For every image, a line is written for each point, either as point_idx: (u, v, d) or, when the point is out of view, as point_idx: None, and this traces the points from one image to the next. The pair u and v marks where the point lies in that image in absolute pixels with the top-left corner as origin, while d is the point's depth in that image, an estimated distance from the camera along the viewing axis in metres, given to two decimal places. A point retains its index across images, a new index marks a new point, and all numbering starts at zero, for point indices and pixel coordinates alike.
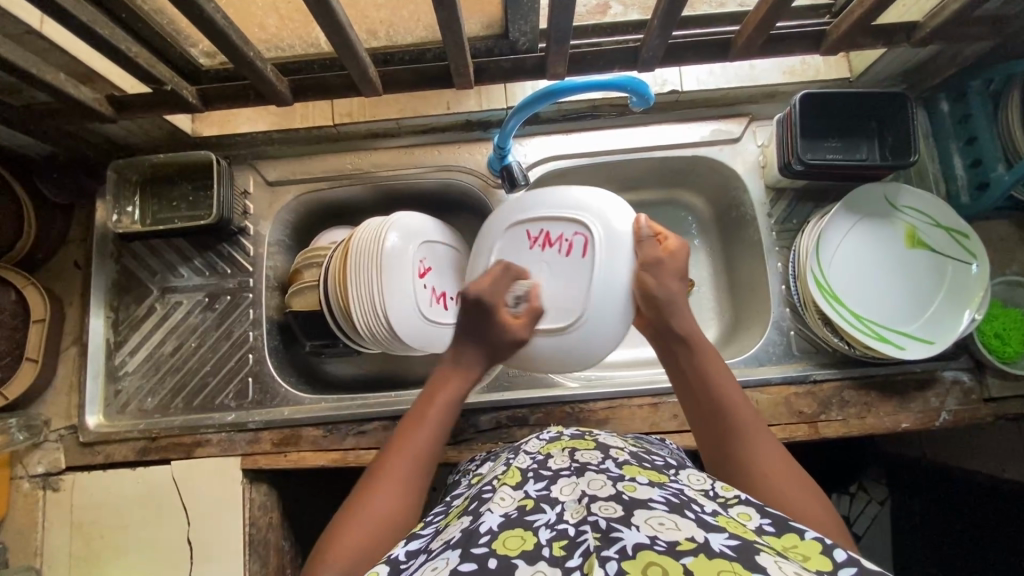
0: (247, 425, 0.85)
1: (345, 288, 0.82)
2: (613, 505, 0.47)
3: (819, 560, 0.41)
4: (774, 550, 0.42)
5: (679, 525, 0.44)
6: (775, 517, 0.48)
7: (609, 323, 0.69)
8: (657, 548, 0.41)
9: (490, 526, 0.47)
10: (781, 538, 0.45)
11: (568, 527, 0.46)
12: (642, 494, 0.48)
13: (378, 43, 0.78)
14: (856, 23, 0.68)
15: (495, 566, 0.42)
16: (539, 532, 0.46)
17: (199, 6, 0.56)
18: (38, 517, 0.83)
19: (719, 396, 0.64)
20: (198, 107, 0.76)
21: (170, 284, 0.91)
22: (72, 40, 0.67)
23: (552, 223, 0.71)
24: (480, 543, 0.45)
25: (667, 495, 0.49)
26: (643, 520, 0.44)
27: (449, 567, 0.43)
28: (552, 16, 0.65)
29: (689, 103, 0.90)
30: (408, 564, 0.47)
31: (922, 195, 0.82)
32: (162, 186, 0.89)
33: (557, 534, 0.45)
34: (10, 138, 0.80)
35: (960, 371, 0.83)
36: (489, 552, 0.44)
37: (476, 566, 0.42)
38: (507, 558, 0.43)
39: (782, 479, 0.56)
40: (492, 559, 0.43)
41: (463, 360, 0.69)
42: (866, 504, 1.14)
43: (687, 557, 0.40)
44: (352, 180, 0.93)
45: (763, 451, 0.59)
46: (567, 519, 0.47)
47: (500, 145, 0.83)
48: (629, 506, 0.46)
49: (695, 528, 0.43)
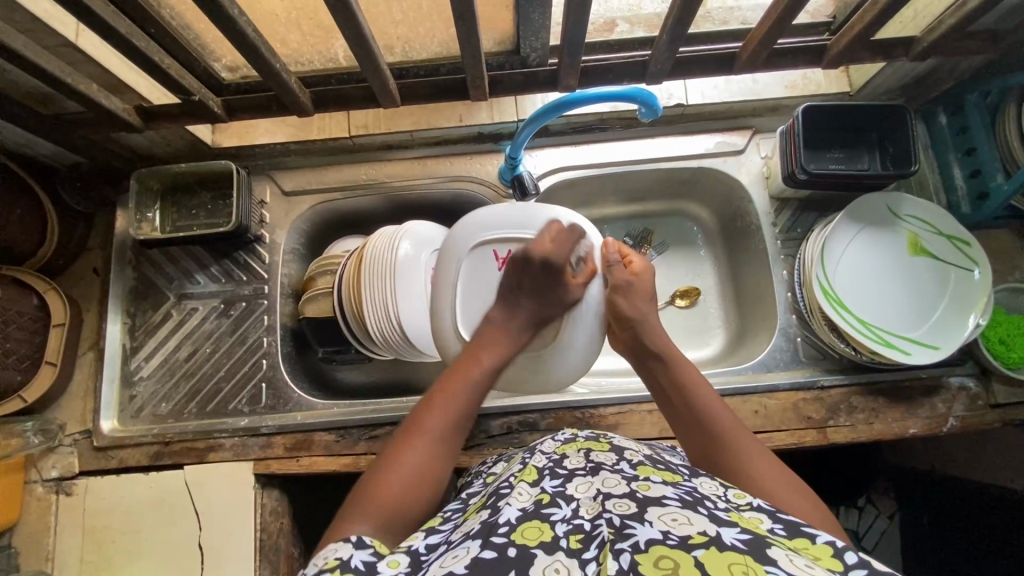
0: (260, 429, 0.86)
1: (359, 294, 0.84)
2: (627, 502, 0.47)
3: (831, 560, 0.40)
4: (787, 546, 0.42)
5: (692, 520, 0.44)
6: (787, 522, 0.46)
7: (590, 338, 0.71)
8: (669, 542, 0.41)
9: (508, 518, 0.47)
10: (795, 538, 0.44)
11: (584, 522, 0.47)
12: (656, 492, 0.49)
13: (395, 58, 0.81)
14: (856, 38, 0.71)
15: (514, 555, 0.43)
16: (556, 525, 0.46)
17: (231, 19, 0.59)
18: (51, 521, 0.84)
19: (699, 404, 0.64)
20: (222, 117, 0.79)
21: (186, 290, 0.93)
22: (105, 52, 0.70)
23: (516, 244, 0.72)
24: (500, 533, 0.45)
25: (680, 493, 0.49)
26: (656, 516, 0.44)
27: (469, 556, 0.43)
28: (566, 31, 0.68)
29: (694, 116, 0.93)
30: (428, 556, 0.47)
31: (924, 204, 0.84)
32: (183, 195, 0.92)
33: (573, 527, 0.46)
34: (38, 147, 0.83)
35: (966, 378, 0.84)
36: (508, 542, 0.44)
37: (496, 554, 0.43)
38: (525, 547, 0.44)
39: (766, 475, 0.56)
40: (511, 548, 0.44)
41: (512, 321, 0.67)
42: (875, 517, 1.13)
43: (699, 549, 0.40)
44: (366, 190, 0.95)
45: (745, 452, 0.58)
46: (583, 515, 0.47)
47: (511, 155, 0.86)
48: (643, 503, 0.46)
49: (708, 523, 0.43)
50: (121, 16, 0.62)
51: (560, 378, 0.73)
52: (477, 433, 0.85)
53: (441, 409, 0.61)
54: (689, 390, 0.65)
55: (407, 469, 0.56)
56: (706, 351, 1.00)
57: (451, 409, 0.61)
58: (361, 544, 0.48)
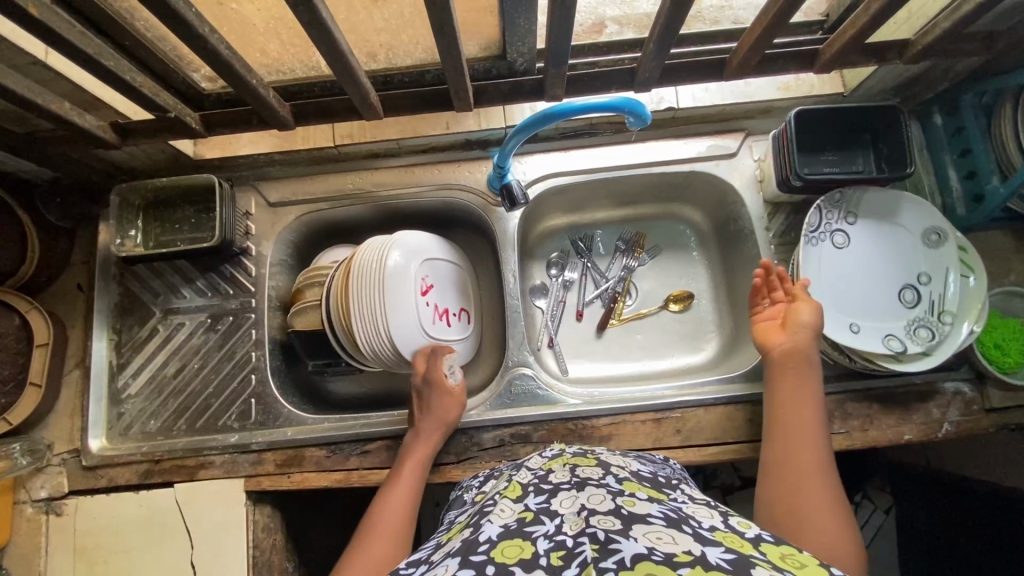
0: (250, 446, 0.85)
1: (346, 306, 0.82)
2: (611, 518, 0.46)
3: (816, 568, 0.42)
4: (771, 563, 0.42)
5: (676, 539, 0.43)
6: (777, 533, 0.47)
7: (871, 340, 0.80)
8: (654, 558, 0.40)
9: (489, 535, 0.47)
10: (779, 547, 0.44)
11: (566, 538, 0.45)
12: (641, 509, 0.48)
13: (378, 65, 0.79)
14: (848, 43, 0.69)
15: (492, 572, 0.42)
16: (538, 542, 0.45)
17: (203, 37, 0.57)
18: (40, 542, 0.83)
19: (793, 421, 0.69)
20: (201, 134, 0.77)
21: (172, 305, 0.92)
22: (76, 69, 0.68)
23: (825, 277, 0.83)
24: (479, 552, 0.45)
25: (665, 510, 0.49)
26: (641, 533, 0.44)
27: (448, 574, 0.43)
28: (552, 41, 0.66)
29: (685, 120, 0.92)
30: (408, 572, 0.47)
31: (919, 207, 0.83)
32: (166, 209, 0.90)
33: (555, 545, 0.45)
34: (14, 163, 0.81)
35: (961, 383, 0.83)
36: (487, 560, 0.44)
37: (474, 572, 0.42)
38: (504, 566, 0.43)
39: (819, 513, 0.60)
40: (489, 566, 0.43)
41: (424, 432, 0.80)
42: (871, 513, 1.13)
43: (685, 568, 0.39)
44: (353, 200, 0.93)
45: (813, 478, 0.64)
46: (566, 531, 0.46)
47: (499, 164, 0.84)
48: (628, 520, 0.46)
49: (693, 542, 0.43)
50: (90, 33, 0.60)
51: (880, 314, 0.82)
52: (469, 446, 0.85)
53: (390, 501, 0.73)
54: (790, 403, 0.71)
55: (370, 556, 0.65)
56: (700, 356, 0.99)
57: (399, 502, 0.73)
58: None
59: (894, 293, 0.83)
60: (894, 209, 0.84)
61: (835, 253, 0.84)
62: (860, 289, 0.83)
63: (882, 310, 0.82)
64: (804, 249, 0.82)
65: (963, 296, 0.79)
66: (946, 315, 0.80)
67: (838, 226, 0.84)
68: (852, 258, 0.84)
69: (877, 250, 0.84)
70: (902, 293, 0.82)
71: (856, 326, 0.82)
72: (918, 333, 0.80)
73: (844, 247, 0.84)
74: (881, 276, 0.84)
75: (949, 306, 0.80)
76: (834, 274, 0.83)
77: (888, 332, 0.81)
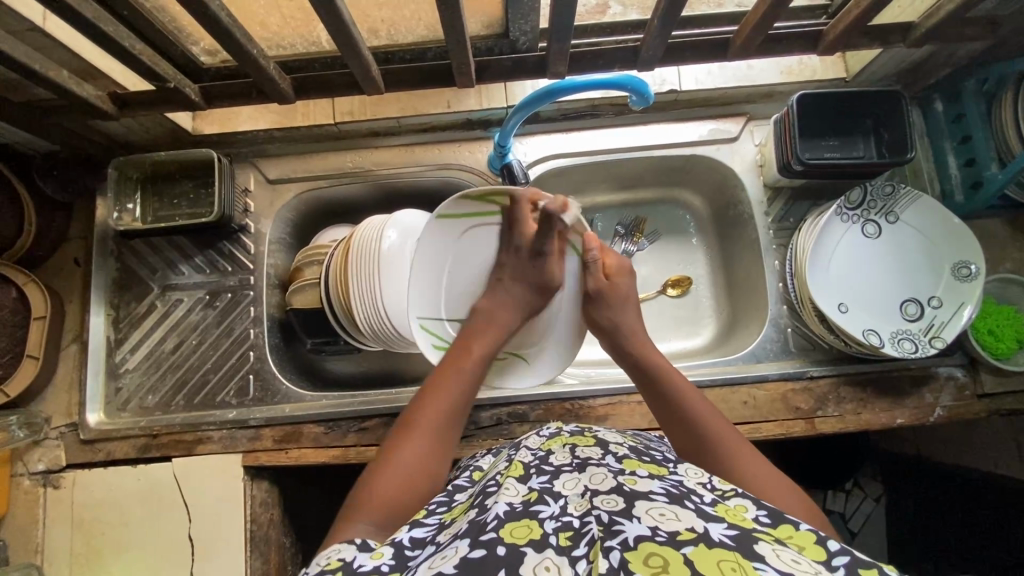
0: (248, 422, 0.86)
1: (345, 283, 0.82)
2: (614, 497, 0.46)
3: (815, 550, 0.41)
4: (772, 537, 0.42)
5: (679, 516, 0.43)
6: (772, 508, 0.46)
7: (854, 321, 0.82)
8: (658, 539, 0.41)
9: (496, 514, 0.47)
10: (782, 521, 0.44)
11: (572, 519, 0.46)
12: (643, 486, 0.48)
13: (379, 41, 0.78)
14: (851, 24, 0.69)
15: (504, 553, 0.43)
16: (545, 523, 0.46)
17: (203, 4, 0.57)
18: (38, 514, 0.83)
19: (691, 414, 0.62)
20: (200, 105, 0.77)
21: (170, 281, 0.92)
22: (76, 37, 0.68)
23: (832, 254, 0.84)
24: (487, 530, 0.45)
25: (666, 486, 0.49)
26: (644, 510, 0.44)
27: (458, 556, 0.43)
28: (553, 15, 0.65)
29: (687, 103, 0.91)
30: (414, 553, 0.48)
31: (917, 197, 0.83)
32: (163, 183, 0.89)
33: (561, 525, 0.46)
34: (10, 134, 0.80)
35: (955, 367, 0.83)
36: (497, 539, 0.44)
37: (486, 553, 0.43)
38: (516, 546, 0.43)
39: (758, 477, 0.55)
40: (500, 547, 0.43)
41: (495, 318, 0.71)
42: (861, 501, 1.10)
43: (688, 546, 0.40)
44: (352, 178, 0.93)
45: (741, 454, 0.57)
46: (571, 512, 0.47)
47: (500, 143, 0.84)
48: (631, 497, 0.46)
49: (696, 518, 0.43)
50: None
51: (870, 306, 0.83)
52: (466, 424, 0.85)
53: (439, 403, 0.62)
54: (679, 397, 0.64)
55: (397, 469, 0.57)
56: (697, 341, 1.00)
57: (445, 400, 0.63)
58: (364, 548, 0.49)
59: (897, 300, 0.83)
60: (928, 230, 0.83)
61: (857, 238, 0.85)
62: (867, 284, 0.84)
63: (876, 304, 0.83)
64: (829, 215, 0.83)
65: (955, 320, 0.79)
66: (936, 339, 0.79)
67: (865, 213, 0.85)
68: (871, 252, 0.85)
69: (901, 254, 0.84)
70: (907, 306, 0.82)
71: (842, 304, 0.82)
72: (901, 342, 0.80)
73: (869, 240, 0.85)
74: (882, 272, 0.84)
75: (943, 333, 0.79)
76: (842, 254, 0.84)
77: (874, 325, 0.82)
